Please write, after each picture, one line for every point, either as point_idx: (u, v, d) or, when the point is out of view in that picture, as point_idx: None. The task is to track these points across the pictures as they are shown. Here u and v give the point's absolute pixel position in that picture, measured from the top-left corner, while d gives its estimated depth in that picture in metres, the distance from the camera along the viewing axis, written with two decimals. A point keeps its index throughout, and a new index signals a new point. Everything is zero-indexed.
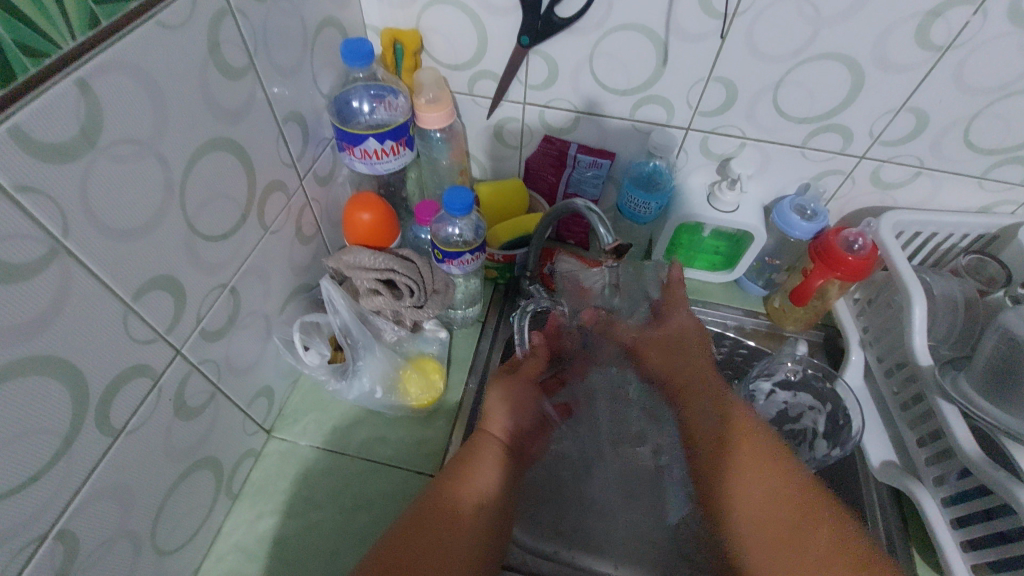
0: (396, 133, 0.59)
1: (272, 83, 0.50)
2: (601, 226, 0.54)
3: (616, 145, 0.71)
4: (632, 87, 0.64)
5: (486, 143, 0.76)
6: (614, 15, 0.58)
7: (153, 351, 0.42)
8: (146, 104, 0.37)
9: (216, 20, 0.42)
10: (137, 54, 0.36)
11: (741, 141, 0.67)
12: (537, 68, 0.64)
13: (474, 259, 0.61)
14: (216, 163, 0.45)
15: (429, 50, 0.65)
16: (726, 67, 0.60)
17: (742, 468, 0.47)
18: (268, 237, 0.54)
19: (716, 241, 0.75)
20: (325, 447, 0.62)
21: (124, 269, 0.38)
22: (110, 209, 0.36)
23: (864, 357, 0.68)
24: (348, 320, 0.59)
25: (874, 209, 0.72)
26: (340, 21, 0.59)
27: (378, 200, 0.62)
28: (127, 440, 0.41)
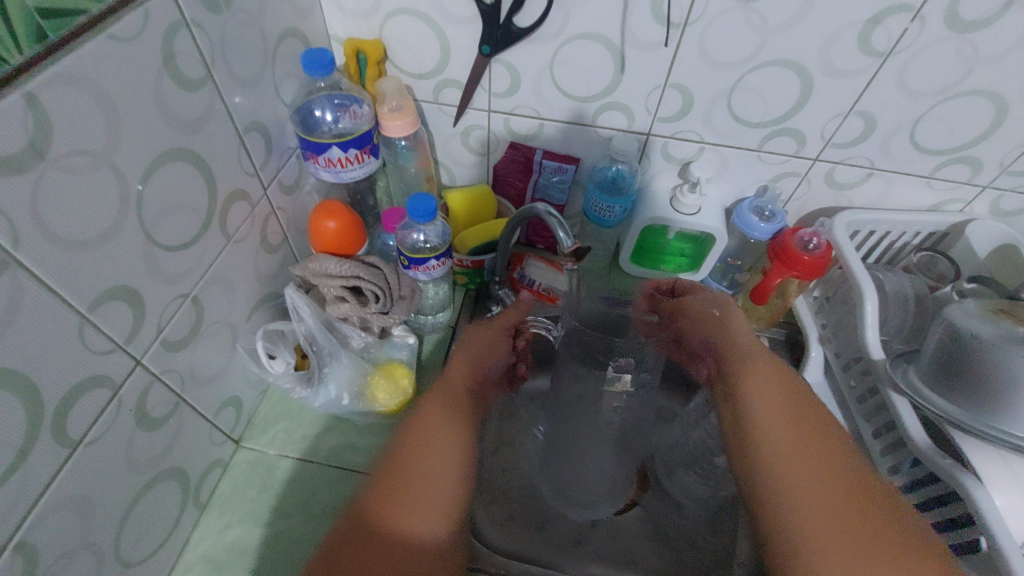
0: (360, 142, 0.60)
1: (231, 94, 0.51)
2: (559, 230, 0.55)
3: (580, 150, 0.73)
4: (593, 94, 0.65)
5: (454, 150, 0.77)
6: (571, 25, 0.59)
7: (112, 362, 0.42)
8: (98, 115, 0.37)
9: (170, 33, 0.42)
10: (88, 67, 0.36)
11: (699, 146, 0.69)
12: (500, 76, 0.66)
13: (440, 265, 0.62)
14: (175, 174, 0.45)
15: (393, 59, 0.66)
16: (682, 74, 0.62)
17: (777, 411, 0.48)
18: (231, 247, 0.54)
19: (681, 243, 0.77)
20: (294, 455, 0.63)
21: (78, 280, 0.38)
22: (62, 219, 0.36)
23: (823, 353, 0.70)
24: (313, 327, 0.59)
25: (831, 209, 0.74)
26: (302, 32, 0.60)
27: (343, 208, 0.62)
28: (86, 451, 0.41)
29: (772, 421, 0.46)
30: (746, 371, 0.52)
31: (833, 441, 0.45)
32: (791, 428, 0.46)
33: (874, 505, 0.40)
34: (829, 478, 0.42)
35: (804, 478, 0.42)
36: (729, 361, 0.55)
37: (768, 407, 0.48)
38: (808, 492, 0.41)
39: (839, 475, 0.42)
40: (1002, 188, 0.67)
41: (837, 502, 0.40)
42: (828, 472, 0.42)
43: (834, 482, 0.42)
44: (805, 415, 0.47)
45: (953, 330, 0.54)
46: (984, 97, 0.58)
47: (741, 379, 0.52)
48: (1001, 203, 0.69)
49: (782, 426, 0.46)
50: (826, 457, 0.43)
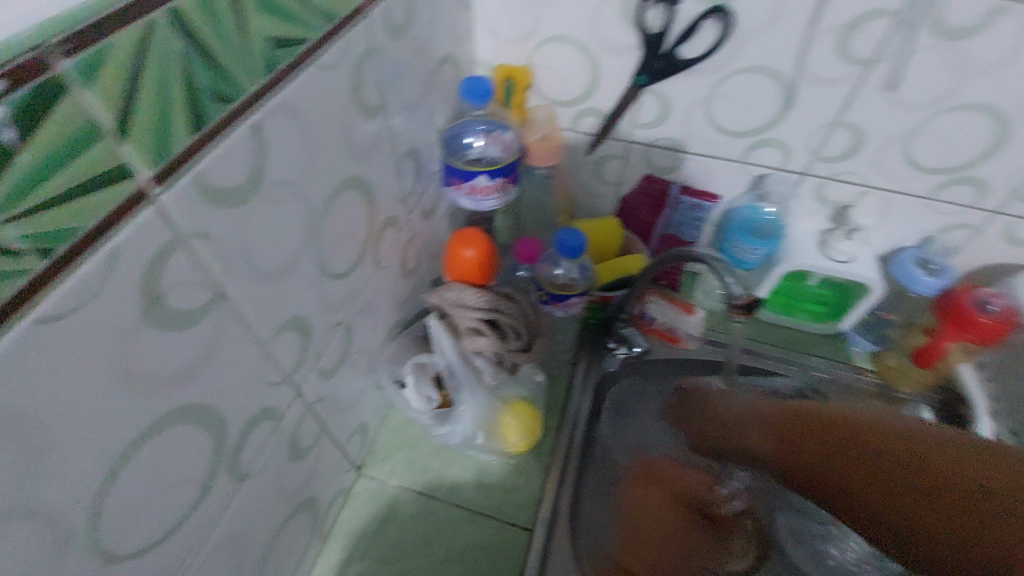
0: (507, 171, 0.58)
1: (398, 120, 0.50)
2: (726, 275, 0.51)
3: (722, 187, 0.68)
4: (749, 129, 0.61)
5: (581, 179, 0.74)
6: (740, 58, 0.56)
7: (280, 393, 0.41)
8: (301, 144, 0.36)
9: (363, 60, 0.42)
10: (301, 97, 0.35)
11: (861, 189, 0.63)
12: (648, 107, 0.63)
13: (579, 302, 0.60)
14: (349, 201, 0.44)
15: (537, 86, 0.64)
16: (856, 114, 0.57)
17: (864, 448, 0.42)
18: (379, 273, 0.53)
19: (822, 291, 0.71)
20: (415, 489, 0.60)
21: (266, 311, 0.37)
22: (263, 250, 0.35)
23: (996, 429, 0.62)
24: (453, 361, 0.57)
25: (1004, 267, 0.67)
26: (456, 57, 0.59)
27: (481, 236, 0.60)
28: (250, 484, 0.40)
29: (837, 463, 0.43)
30: (820, 426, 0.46)
31: (841, 424, 0.45)
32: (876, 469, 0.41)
33: (971, 469, 0.38)
34: (897, 468, 0.40)
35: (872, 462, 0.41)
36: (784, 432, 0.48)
37: (839, 452, 0.43)
38: (869, 482, 0.41)
39: (902, 470, 0.40)
40: None
41: (898, 483, 0.40)
42: (902, 470, 0.40)
43: (894, 462, 0.40)
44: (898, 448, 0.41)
45: None
46: None
47: (798, 440, 0.47)
48: None
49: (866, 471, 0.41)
50: (889, 438, 0.42)
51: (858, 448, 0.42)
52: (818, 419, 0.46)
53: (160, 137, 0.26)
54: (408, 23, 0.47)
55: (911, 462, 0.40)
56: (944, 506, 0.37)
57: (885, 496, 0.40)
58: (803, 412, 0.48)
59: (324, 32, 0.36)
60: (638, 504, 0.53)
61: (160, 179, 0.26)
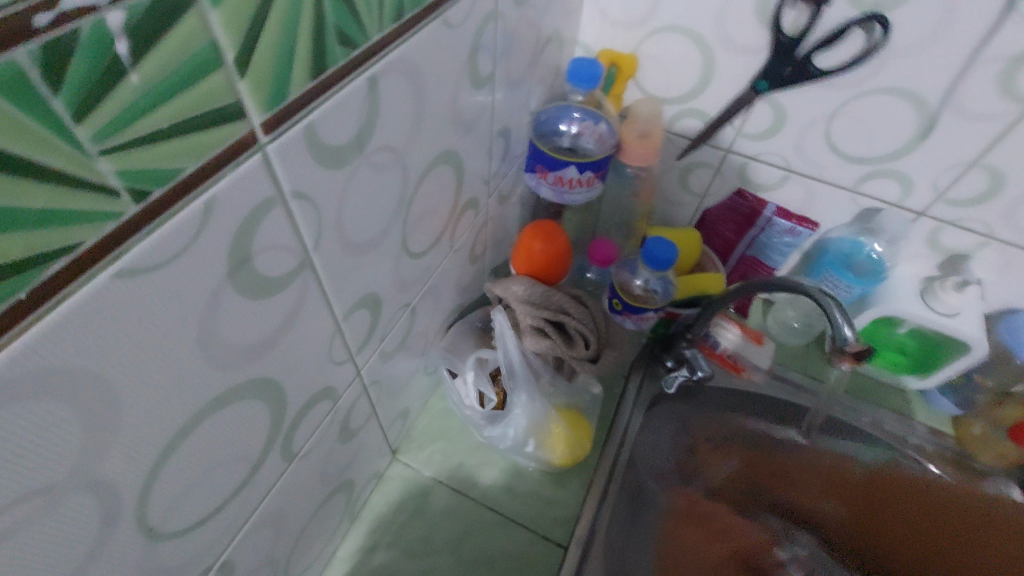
0: (598, 165, 0.53)
1: (499, 94, 0.46)
2: (836, 315, 0.45)
3: (821, 214, 0.62)
4: (869, 156, 0.55)
5: (666, 184, 0.68)
6: (881, 76, 0.50)
7: (341, 372, 0.38)
8: (410, 107, 0.32)
9: (482, 23, 0.37)
10: (419, 54, 0.31)
11: (983, 240, 0.57)
12: (759, 117, 0.57)
13: (653, 317, 0.56)
14: (440, 176, 0.40)
15: (639, 78, 0.59)
16: (1003, 155, 0.50)
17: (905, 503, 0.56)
18: (451, 256, 0.49)
19: (908, 341, 0.65)
20: (450, 486, 0.57)
21: (345, 285, 0.33)
22: (354, 219, 0.31)
23: None
24: (513, 362, 0.53)
25: None
26: (563, 35, 0.54)
27: (557, 231, 0.57)
28: (298, 464, 0.37)
29: (897, 530, 0.56)
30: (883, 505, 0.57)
31: (919, 497, 0.56)
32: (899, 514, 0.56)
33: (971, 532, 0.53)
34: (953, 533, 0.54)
35: (935, 530, 0.55)
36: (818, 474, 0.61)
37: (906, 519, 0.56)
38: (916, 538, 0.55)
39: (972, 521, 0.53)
40: None
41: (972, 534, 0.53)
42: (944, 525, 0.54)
43: (955, 545, 0.53)
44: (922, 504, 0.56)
45: None
46: None
47: (878, 499, 0.58)
48: None
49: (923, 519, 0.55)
50: (952, 515, 0.54)
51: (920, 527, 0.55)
52: (873, 489, 0.58)
53: (279, 79, 0.22)
54: None
55: (945, 529, 0.54)
56: (982, 533, 0.52)
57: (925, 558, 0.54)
58: (890, 476, 0.58)
59: None
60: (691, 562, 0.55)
61: (269, 127, 0.23)
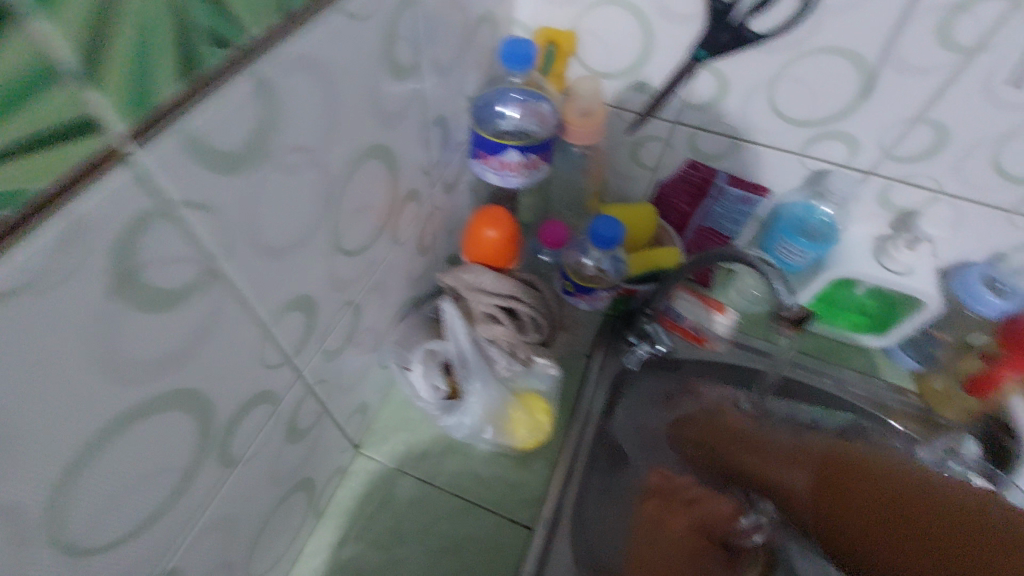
0: (542, 147, 0.53)
1: (430, 82, 0.44)
2: (775, 282, 0.48)
3: (773, 181, 0.62)
4: (817, 119, 0.55)
5: (619, 160, 0.68)
6: (820, 37, 0.49)
7: (279, 376, 0.38)
8: (320, 106, 0.31)
9: (398, 11, 0.36)
10: (322, 50, 0.30)
11: (933, 196, 0.57)
12: (703, 85, 0.56)
13: (607, 296, 0.56)
14: (371, 172, 0.40)
15: (581, 54, 0.58)
16: (946, 110, 0.50)
17: (866, 495, 0.42)
18: (396, 249, 0.49)
19: (867, 301, 0.65)
20: (415, 475, 0.58)
21: (269, 291, 0.33)
22: (269, 225, 0.31)
23: None
24: (464, 350, 0.54)
25: None
26: (497, 14, 0.53)
27: (506, 216, 0.56)
28: (242, 469, 0.37)
29: (865, 528, 0.41)
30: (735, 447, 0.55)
31: (880, 461, 0.44)
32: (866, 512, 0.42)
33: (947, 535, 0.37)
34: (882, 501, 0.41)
35: (865, 503, 0.42)
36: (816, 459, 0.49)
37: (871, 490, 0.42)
38: (875, 525, 0.41)
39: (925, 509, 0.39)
40: None
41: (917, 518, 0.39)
42: (874, 488, 0.42)
43: None
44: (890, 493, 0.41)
45: None
46: None
47: (842, 479, 0.45)
48: None
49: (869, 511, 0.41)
50: (878, 479, 0.42)
51: (839, 488, 0.45)
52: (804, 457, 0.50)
53: (143, 85, 0.21)
54: None
55: (870, 502, 0.42)
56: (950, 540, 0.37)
57: (875, 536, 0.40)
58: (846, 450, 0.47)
59: None
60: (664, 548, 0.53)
61: (139, 133, 0.22)
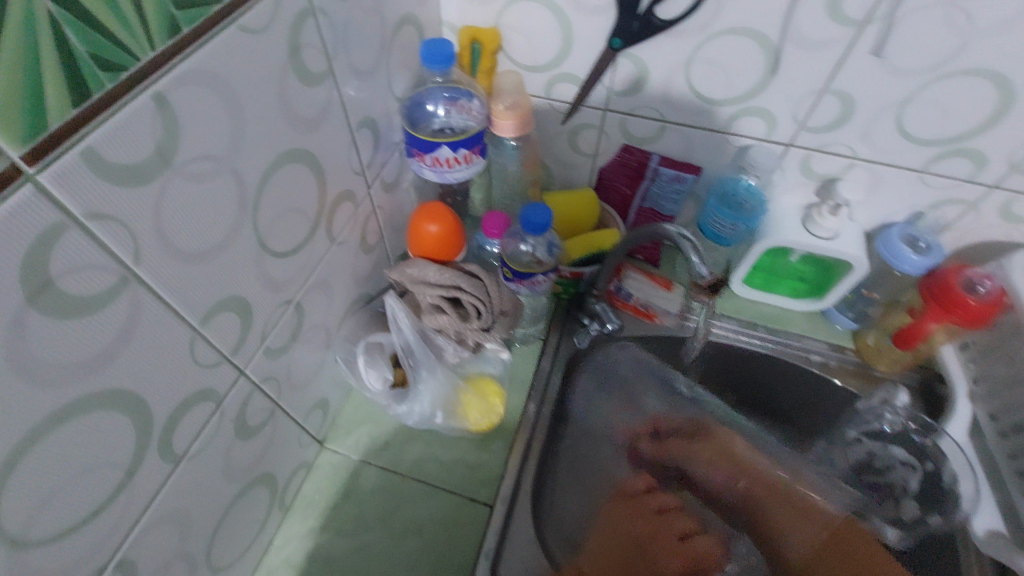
0: (471, 142, 0.55)
1: (348, 87, 0.47)
2: (692, 253, 0.48)
3: (703, 159, 0.65)
4: (733, 97, 0.57)
5: (558, 149, 0.70)
6: (722, 19, 0.51)
7: (217, 374, 0.40)
8: (224, 116, 0.34)
9: (299, 22, 0.38)
10: (218, 64, 0.32)
11: (849, 162, 0.59)
12: (624, 72, 0.59)
13: (546, 280, 0.58)
14: (292, 176, 0.42)
15: (507, 50, 0.60)
16: (847, 80, 0.53)
17: None
18: (335, 249, 0.51)
19: (802, 267, 0.69)
20: (378, 464, 0.61)
21: (193, 293, 0.35)
22: (182, 230, 0.33)
23: (974, 411, 0.61)
24: (411, 341, 0.57)
25: (996, 245, 0.63)
26: (418, 17, 0.55)
27: (447, 211, 0.58)
28: (188, 464, 0.40)
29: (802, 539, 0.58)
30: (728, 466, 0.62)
31: (795, 499, 0.60)
32: None
33: None
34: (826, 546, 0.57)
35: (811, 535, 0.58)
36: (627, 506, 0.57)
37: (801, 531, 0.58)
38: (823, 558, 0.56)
39: None
40: None
41: None
42: (809, 522, 0.58)
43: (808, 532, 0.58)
44: None
45: None
46: None
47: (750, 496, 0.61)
48: None
49: None
50: (807, 519, 0.59)
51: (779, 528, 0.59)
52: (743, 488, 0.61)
53: (31, 111, 0.24)
54: None
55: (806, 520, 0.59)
56: None
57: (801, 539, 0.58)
58: None
59: None
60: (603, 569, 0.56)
61: (34, 158, 0.24)
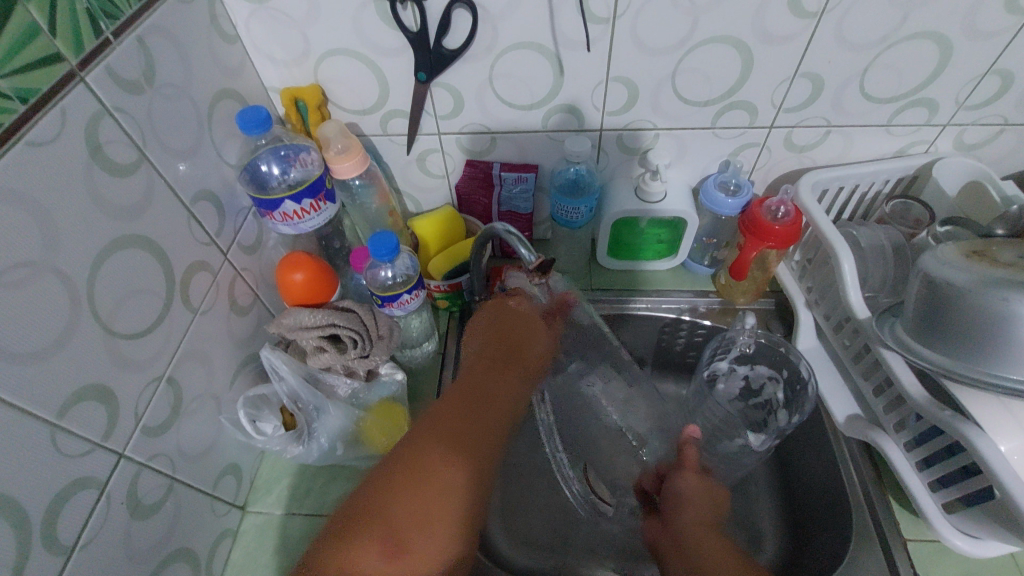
0: (313, 190, 0.59)
1: (171, 168, 0.50)
2: (522, 247, 0.54)
3: (537, 157, 0.73)
4: (538, 101, 0.65)
5: (411, 176, 0.76)
6: (501, 38, 0.59)
7: (92, 461, 0.42)
8: (30, 225, 0.37)
9: (93, 123, 0.42)
10: (12, 180, 0.36)
11: (654, 132, 0.68)
12: (442, 99, 0.65)
13: (413, 297, 0.62)
14: (128, 260, 0.45)
15: (332, 101, 0.66)
16: (620, 67, 0.61)
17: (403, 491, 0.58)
18: (200, 318, 0.54)
19: (654, 231, 0.76)
20: (302, 512, 0.62)
21: (40, 390, 0.38)
22: (7, 334, 0.36)
23: (813, 317, 0.70)
24: (295, 384, 0.59)
25: (796, 172, 0.73)
26: (236, 90, 0.59)
27: (308, 258, 0.61)
28: (82, 553, 0.42)
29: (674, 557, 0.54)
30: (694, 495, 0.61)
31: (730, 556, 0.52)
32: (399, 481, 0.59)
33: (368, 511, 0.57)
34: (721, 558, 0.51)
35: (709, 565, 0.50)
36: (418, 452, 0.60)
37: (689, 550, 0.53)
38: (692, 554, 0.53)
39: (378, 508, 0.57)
40: (963, 122, 0.66)
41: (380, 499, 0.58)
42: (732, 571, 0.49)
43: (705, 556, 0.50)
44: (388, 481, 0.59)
45: (930, 280, 0.52)
46: (923, 40, 0.57)
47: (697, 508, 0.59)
48: (965, 137, 0.68)
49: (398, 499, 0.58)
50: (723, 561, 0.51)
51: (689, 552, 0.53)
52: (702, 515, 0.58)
53: None
54: (150, 75, 0.48)
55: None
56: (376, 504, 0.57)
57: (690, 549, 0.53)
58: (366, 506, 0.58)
59: (22, 112, 0.36)
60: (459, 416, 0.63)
61: None
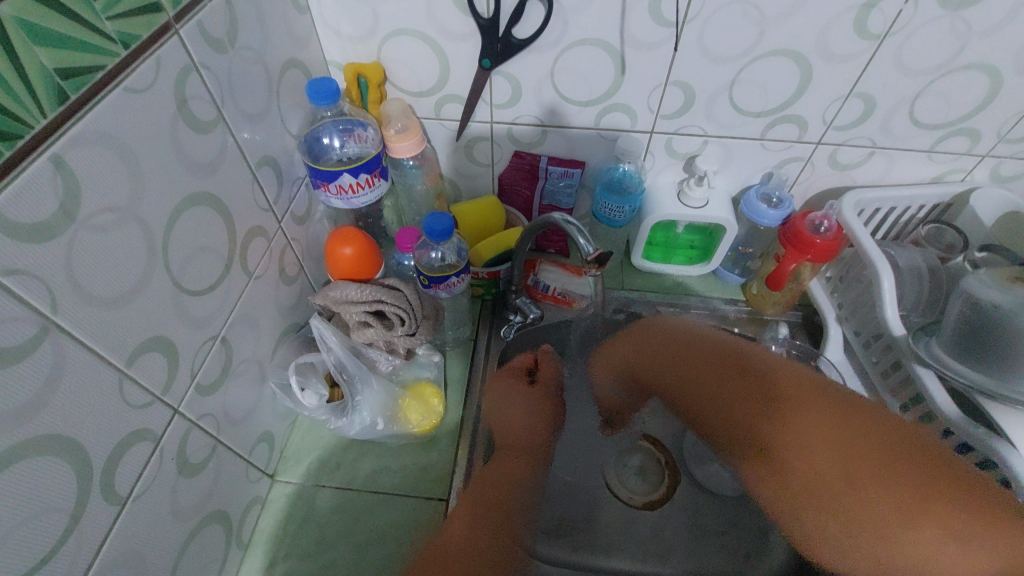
0: (370, 166, 0.60)
1: (241, 130, 0.50)
2: (580, 237, 0.55)
3: (585, 154, 0.74)
4: (595, 98, 0.66)
5: (457, 163, 0.77)
6: (570, 33, 0.60)
7: (151, 414, 0.42)
8: (122, 171, 0.37)
9: (181, 78, 0.42)
10: (108, 124, 0.35)
11: (703, 139, 0.70)
12: (501, 88, 0.66)
13: (460, 281, 0.63)
14: (198, 218, 0.45)
15: (392, 81, 0.66)
16: (682, 72, 0.62)
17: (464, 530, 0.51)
18: (253, 283, 0.54)
19: (690, 236, 0.78)
20: (332, 485, 0.62)
21: (113, 338, 0.38)
22: (92, 276, 0.35)
23: (843, 331, 0.71)
24: (342, 355, 0.60)
25: (835, 189, 0.75)
26: (302, 61, 0.60)
27: (359, 233, 0.62)
28: (134, 505, 0.41)
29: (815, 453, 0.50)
30: (684, 363, 0.62)
31: (789, 389, 0.54)
32: (469, 523, 0.52)
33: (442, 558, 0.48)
34: (816, 432, 0.50)
35: (819, 426, 0.50)
36: (481, 489, 0.56)
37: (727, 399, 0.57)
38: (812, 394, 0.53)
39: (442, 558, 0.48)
40: (1001, 154, 0.68)
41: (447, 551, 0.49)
42: (861, 441, 0.49)
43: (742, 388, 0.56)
44: (445, 540, 0.50)
45: (974, 302, 0.54)
46: (977, 70, 0.59)
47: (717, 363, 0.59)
48: (1001, 169, 0.70)
49: (467, 545, 0.50)
50: (802, 410, 0.52)
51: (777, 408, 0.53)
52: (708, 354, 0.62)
53: None
54: (232, 35, 0.48)
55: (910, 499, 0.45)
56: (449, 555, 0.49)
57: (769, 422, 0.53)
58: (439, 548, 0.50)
59: (123, 58, 0.36)
60: (473, 516, 0.53)
61: None
